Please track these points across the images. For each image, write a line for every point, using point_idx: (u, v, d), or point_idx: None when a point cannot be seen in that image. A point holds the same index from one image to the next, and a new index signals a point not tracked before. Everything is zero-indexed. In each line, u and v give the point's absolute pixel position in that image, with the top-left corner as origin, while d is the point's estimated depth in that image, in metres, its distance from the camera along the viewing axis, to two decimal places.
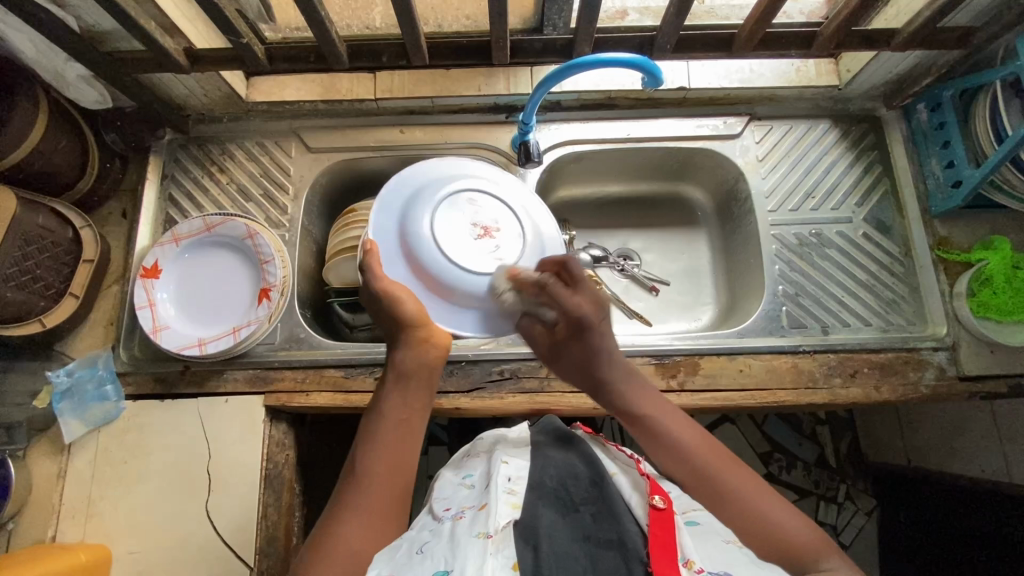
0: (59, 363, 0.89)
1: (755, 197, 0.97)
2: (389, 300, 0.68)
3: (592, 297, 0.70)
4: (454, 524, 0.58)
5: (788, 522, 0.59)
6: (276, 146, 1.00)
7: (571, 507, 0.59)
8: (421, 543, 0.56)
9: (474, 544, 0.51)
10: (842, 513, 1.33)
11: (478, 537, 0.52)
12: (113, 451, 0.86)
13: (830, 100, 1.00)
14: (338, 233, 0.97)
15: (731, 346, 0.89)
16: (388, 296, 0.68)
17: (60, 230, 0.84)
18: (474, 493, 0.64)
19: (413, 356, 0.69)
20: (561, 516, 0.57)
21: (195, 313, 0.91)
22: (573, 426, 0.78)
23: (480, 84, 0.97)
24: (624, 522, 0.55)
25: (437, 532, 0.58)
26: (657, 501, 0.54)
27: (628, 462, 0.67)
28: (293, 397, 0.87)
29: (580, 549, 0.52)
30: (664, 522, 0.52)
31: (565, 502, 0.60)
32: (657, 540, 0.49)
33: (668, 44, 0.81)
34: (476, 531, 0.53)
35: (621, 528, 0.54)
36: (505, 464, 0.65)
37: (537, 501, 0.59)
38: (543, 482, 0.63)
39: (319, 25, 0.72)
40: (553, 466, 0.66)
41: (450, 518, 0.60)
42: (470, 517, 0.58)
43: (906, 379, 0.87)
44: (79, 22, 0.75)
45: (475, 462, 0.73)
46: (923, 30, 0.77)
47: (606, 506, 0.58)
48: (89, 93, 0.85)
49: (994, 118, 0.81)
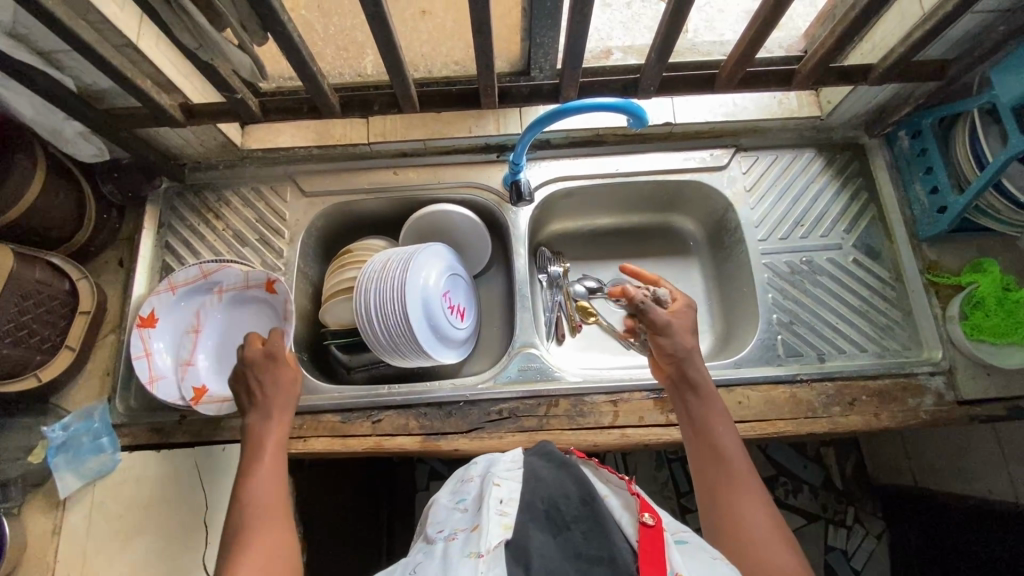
0: (55, 417, 0.88)
1: (745, 227, 0.99)
2: (269, 364, 0.81)
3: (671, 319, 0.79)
4: (447, 544, 0.58)
5: (776, 551, 0.60)
6: (272, 191, 1.01)
7: (561, 527, 0.57)
8: (414, 564, 0.57)
9: (465, 565, 0.52)
10: (851, 538, 1.32)
11: (470, 558, 0.53)
12: (109, 505, 0.85)
13: (813, 130, 1.02)
14: (332, 275, 0.98)
15: (728, 378, 0.89)
16: (274, 360, 0.81)
17: (57, 283, 0.85)
18: (467, 514, 0.63)
19: (258, 415, 0.78)
20: (552, 536, 0.56)
21: (212, 351, 0.93)
22: (566, 449, 0.71)
23: (471, 126, 1.00)
24: (614, 540, 0.54)
25: (428, 552, 0.58)
26: (645, 517, 0.54)
27: (621, 483, 0.63)
28: (290, 443, 0.86)
29: (572, 569, 0.51)
30: (655, 540, 0.52)
31: (555, 521, 0.57)
32: (647, 559, 0.50)
33: (652, 86, 0.84)
34: (467, 552, 0.54)
35: (611, 546, 0.53)
36: (498, 485, 0.63)
37: (528, 521, 0.57)
38: (534, 502, 0.60)
39: (312, 80, 0.74)
40: (543, 485, 0.63)
41: (443, 539, 0.60)
42: (462, 538, 0.58)
43: (906, 406, 0.87)
44: (76, 82, 0.77)
45: (470, 483, 0.70)
46: (899, 65, 0.79)
47: (597, 524, 0.56)
48: (86, 148, 0.87)
49: (974, 144, 0.82)
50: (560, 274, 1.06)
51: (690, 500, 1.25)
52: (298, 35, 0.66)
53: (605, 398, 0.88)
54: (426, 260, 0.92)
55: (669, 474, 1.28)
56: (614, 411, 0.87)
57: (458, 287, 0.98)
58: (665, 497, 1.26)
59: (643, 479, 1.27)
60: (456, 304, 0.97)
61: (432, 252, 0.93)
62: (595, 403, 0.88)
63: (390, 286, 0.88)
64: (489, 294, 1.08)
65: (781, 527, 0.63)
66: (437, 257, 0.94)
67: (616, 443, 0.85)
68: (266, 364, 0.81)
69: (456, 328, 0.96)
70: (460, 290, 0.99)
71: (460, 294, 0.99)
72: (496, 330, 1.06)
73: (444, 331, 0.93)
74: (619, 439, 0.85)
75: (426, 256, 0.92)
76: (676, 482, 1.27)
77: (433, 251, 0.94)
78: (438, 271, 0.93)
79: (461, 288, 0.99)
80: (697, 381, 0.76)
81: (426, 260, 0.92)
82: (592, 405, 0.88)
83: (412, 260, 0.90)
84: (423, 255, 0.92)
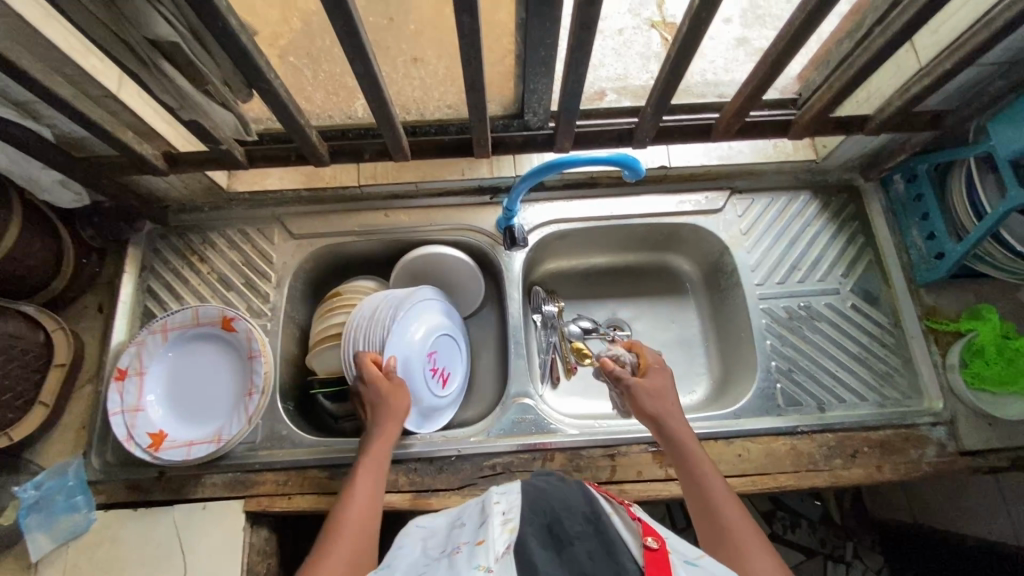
0: (27, 474, 0.84)
1: (742, 271, 0.97)
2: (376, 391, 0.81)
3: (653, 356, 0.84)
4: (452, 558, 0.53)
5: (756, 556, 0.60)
6: (259, 233, 0.98)
7: (564, 544, 0.53)
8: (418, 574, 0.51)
9: None
10: (851, 574, 1.24)
11: (478, 569, 0.48)
12: (82, 568, 0.81)
13: (808, 172, 1.01)
14: (320, 319, 0.95)
15: (728, 430, 0.86)
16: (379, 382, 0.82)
17: (30, 335, 0.82)
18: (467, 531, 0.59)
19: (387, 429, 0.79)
20: (555, 553, 0.52)
21: (160, 389, 0.87)
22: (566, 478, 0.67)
23: (463, 169, 0.99)
24: (620, 560, 0.50)
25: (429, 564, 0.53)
26: (649, 541, 0.50)
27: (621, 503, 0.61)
28: (275, 501, 0.83)
29: None
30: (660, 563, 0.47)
31: (557, 537, 0.54)
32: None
33: (648, 136, 0.82)
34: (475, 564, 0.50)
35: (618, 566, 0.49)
36: (497, 503, 0.60)
37: (530, 536, 0.54)
38: (539, 522, 0.56)
39: (301, 133, 0.72)
40: (547, 500, 0.59)
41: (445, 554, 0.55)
42: (465, 552, 0.53)
43: (908, 458, 0.85)
44: (54, 130, 0.75)
45: (470, 504, 0.66)
46: (895, 117, 0.79)
47: (600, 540, 0.53)
48: (65, 194, 0.84)
49: (970, 193, 0.82)
50: (555, 314, 1.03)
51: None
52: (286, 91, 0.64)
53: (602, 452, 0.85)
54: (418, 307, 0.91)
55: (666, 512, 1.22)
56: (611, 465, 0.85)
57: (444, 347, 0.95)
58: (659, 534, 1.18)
59: None
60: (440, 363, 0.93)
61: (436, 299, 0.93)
62: (591, 457, 0.85)
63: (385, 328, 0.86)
64: (482, 336, 1.06)
65: (774, 554, 0.61)
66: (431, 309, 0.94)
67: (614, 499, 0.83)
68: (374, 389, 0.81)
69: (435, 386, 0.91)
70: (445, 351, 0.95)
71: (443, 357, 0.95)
72: (489, 374, 1.02)
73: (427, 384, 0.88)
74: (617, 495, 0.83)
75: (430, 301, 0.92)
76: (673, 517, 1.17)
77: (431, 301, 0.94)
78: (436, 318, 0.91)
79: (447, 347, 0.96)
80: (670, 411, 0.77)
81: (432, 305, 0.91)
82: (588, 459, 0.85)
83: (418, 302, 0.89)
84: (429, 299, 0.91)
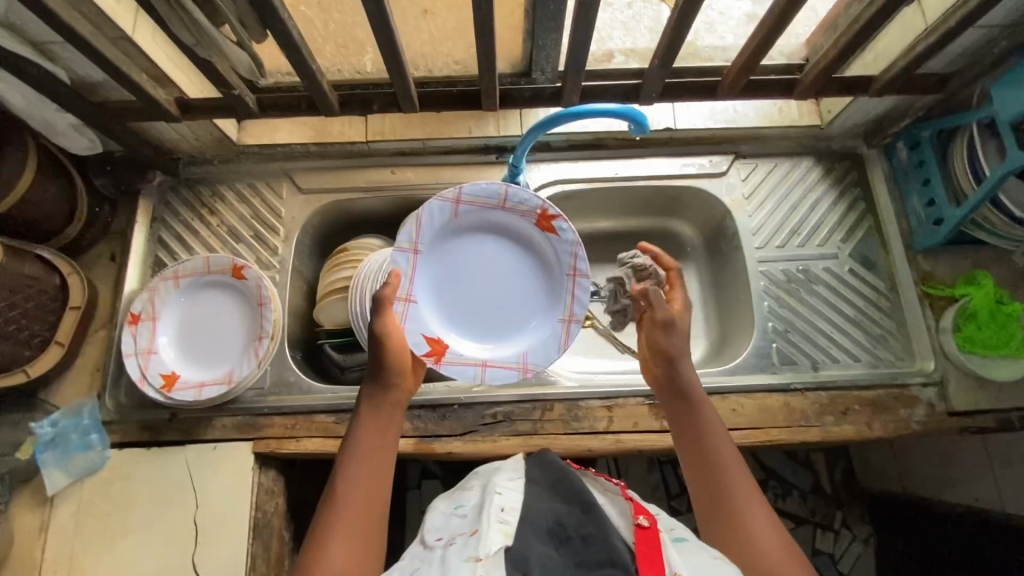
0: (44, 412, 0.87)
1: (743, 234, 0.99)
2: (382, 347, 0.71)
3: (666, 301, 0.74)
4: (446, 549, 0.57)
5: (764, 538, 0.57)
6: (267, 188, 1.00)
7: (562, 537, 0.55)
8: (414, 567, 0.56)
9: (464, 568, 0.51)
10: (839, 541, 1.27)
11: (468, 561, 0.51)
12: (98, 502, 0.84)
13: (813, 139, 1.02)
14: (328, 273, 0.97)
15: (723, 386, 0.89)
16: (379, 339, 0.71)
17: (46, 277, 0.84)
18: (465, 520, 0.62)
19: (378, 390, 0.70)
20: (554, 547, 0.54)
21: (172, 333, 0.90)
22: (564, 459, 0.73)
23: (471, 127, 0.99)
24: (614, 542, 0.54)
25: (427, 556, 0.57)
26: (641, 520, 0.54)
27: (617, 491, 0.64)
28: (283, 443, 0.86)
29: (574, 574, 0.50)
30: (651, 540, 0.51)
31: (555, 529, 0.56)
32: (644, 556, 0.49)
33: (654, 92, 0.83)
34: (467, 556, 0.53)
35: (611, 548, 0.53)
36: (498, 493, 0.62)
37: (531, 532, 0.55)
38: (536, 510, 0.58)
39: (311, 78, 0.73)
40: (545, 498, 0.61)
41: (441, 545, 0.58)
42: (461, 542, 0.57)
43: (897, 416, 0.88)
44: (69, 73, 0.76)
45: (469, 492, 0.68)
46: (900, 77, 0.80)
47: (598, 528, 0.56)
48: (78, 140, 0.85)
49: (971, 158, 0.83)
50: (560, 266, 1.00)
51: (680, 502, 1.22)
52: (298, 34, 0.66)
53: (600, 403, 0.88)
54: None
55: (660, 476, 1.23)
56: (609, 416, 0.87)
57: (439, 304, 0.85)
58: (654, 498, 1.22)
59: (633, 481, 1.23)
60: (487, 305, 0.86)
61: (456, 217, 0.84)
62: (589, 408, 0.88)
63: (567, 224, 0.83)
64: None
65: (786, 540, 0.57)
66: (405, 255, 0.82)
67: (610, 448, 0.86)
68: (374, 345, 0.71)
69: (541, 321, 0.86)
70: (445, 305, 0.85)
71: (450, 312, 0.85)
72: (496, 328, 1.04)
73: (579, 318, 0.84)
74: (613, 444, 0.86)
75: (475, 215, 0.85)
76: (667, 485, 1.22)
77: (415, 232, 0.82)
78: (494, 241, 0.86)
79: (445, 305, 0.85)
80: (678, 358, 0.71)
81: (497, 223, 0.86)
82: (587, 410, 0.88)
83: (502, 205, 0.84)
84: (476, 214, 0.85)
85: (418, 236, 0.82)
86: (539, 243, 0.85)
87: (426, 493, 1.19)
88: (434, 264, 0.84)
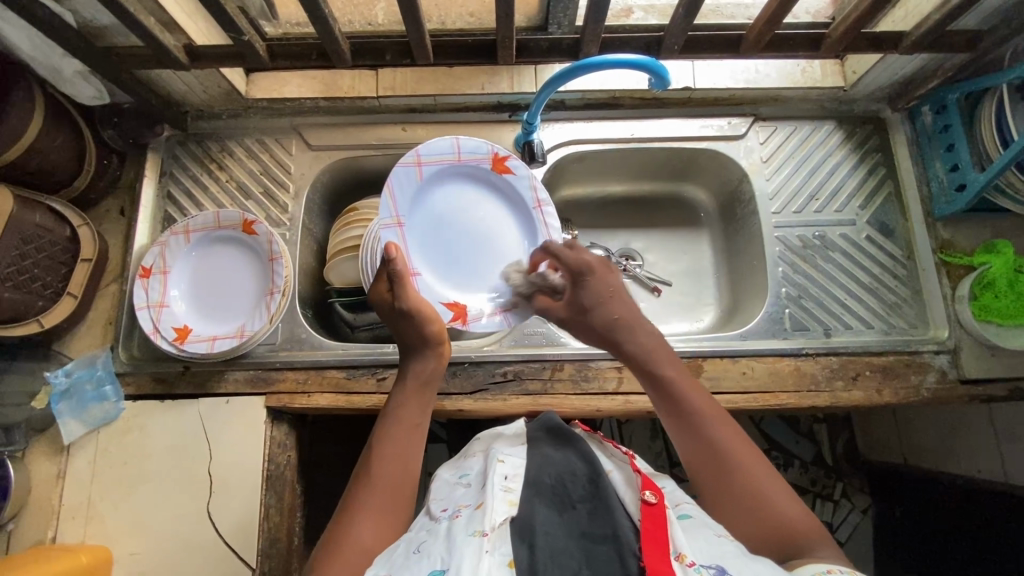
0: (58, 363, 0.88)
1: (759, 198, 0.97)
2: (415, 322, 0.71)
3: (594, 254, 0.78)
4: (451, 522, 0.55)
5: (782, 501, 0.60)
6: (276, 143, 0.98)
7: (567, 506, 0.56)
8: (417, 543, 0.54)
9: (470, 543, 0.50)
10: (838, 511, 1.28)
11: (474, 536, 0.51)
12: (113, 452, 0.85)
13: (835, 102, 1.00)
14: (338, 231, 0.96)
15: (734, 348, 0.89)
16: (410, 315, 0.71)
17: (57, 229, 0.83)
18: (470, 491, 0.62)
19: (427, 368, 0.71)
20: (556, 513, 0.54)
21: (183, 288, 0.90)
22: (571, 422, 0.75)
23: (484, 83, 0.96)
24: (618, 517, 0.52)
25: (432, 530, 0.56)
26: (647, 495, 0.52)
27: (623, 458, 0.65)
28: (295, 398, 0.86)
29: (576, 548, 0.50)
30: (656, 517, 0.49)
31: (560, 499, 0.57)
32: (649, 534, 0.47)
33: (676, 45, 0.80)
34: (472, 530, 0.52)
35: (615, 523, 0.52)
36: (501, 462, 0.63)
37: (533, 497, 0.56)
38: (540, 479, 0.60)
39: (322, 23, 0.70)
40: (550, 463, 0.63)
41: (446, 517, 0.58)
42: (466, 516, 0.56)
43: (908, 382, 0.87)
44: (76, 16, 0.75)
45: (472, 460, 0.70)
46: (931, 33, 0.77)
47: (602, 502, 0.55)
48: (86, 89, 0.84)
49: (1001, 123, 0.80)
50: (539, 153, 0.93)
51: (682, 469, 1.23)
52: None
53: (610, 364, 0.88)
54: None
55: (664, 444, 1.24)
56: (618, 377, 0.87)
57: (434, 267, 0.90)
58: (658, 466, 1.23)
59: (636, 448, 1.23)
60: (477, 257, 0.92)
61: (422, 178, 0.89)
62: (599, 368, 0.88)
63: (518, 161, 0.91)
64: None
65: (796, 499, 0.60)
66: (391, 231, 0.87)
67: (619, 409, 0.86)
68: (405, 320, 0.71)
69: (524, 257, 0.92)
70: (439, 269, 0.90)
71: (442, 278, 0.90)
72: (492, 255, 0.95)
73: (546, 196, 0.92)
74: (622, 405, 0.86)
75: (439, 173, 0.90)
76: (670, 453, 1.23)
77: (394, 206, 0.87)
78: (471, 192, 0.93)
79: (436, 266, 0.90)
80: (629, 329, 0.73)
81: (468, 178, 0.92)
82: (596, 370, 0.88)
83: (458, 159, 0.90)
84: (442, 172, 0.90)
85: (396, 207, 0.87)
86: (520, 209, 0.93)
87: (431, 455, 1.21)
88: (416, 229, 0.89)
